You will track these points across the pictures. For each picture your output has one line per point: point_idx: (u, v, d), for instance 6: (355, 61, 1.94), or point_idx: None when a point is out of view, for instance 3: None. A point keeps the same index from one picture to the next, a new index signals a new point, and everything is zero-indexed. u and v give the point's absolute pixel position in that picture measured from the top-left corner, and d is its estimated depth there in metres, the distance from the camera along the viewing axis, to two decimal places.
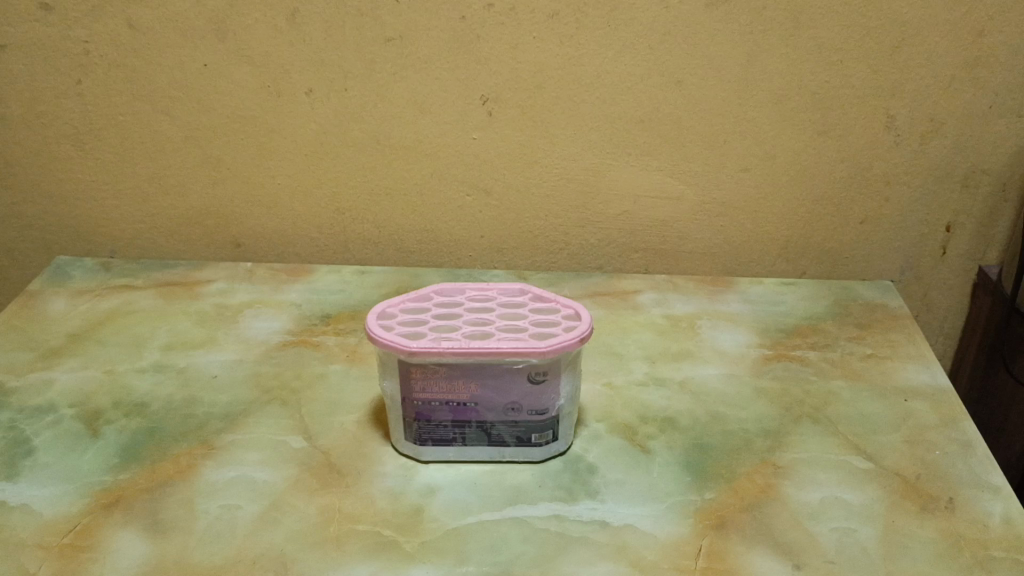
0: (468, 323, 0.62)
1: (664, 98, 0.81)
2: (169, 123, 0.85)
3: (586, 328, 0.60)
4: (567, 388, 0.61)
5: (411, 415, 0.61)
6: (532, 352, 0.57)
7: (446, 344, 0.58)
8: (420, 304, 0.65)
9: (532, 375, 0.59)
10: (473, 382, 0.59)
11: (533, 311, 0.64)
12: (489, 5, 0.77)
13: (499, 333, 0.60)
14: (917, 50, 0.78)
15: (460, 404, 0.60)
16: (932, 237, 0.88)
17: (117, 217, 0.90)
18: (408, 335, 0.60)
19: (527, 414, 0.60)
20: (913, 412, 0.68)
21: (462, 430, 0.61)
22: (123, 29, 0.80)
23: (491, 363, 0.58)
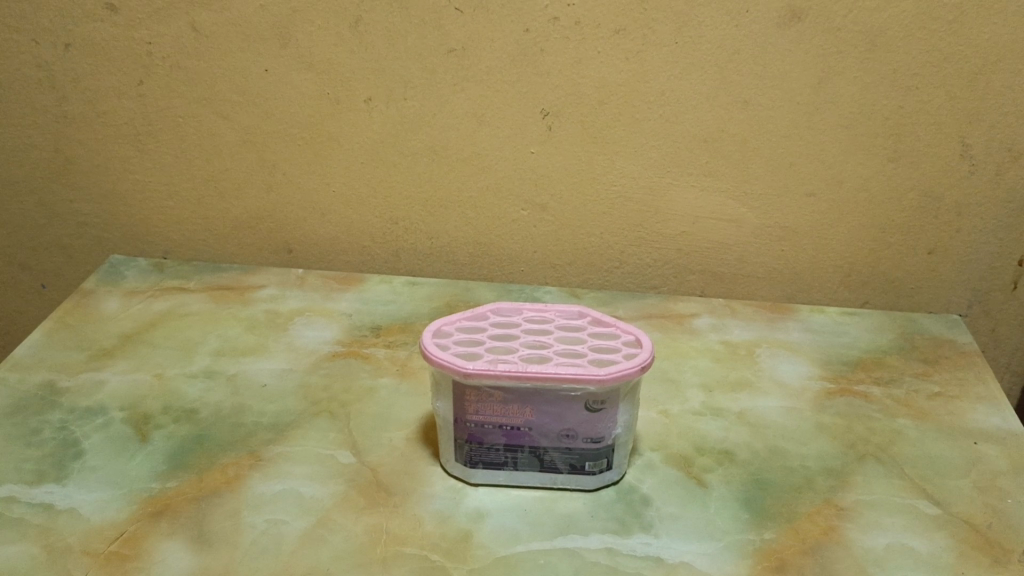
0: (525, 345, 0.60)
1: (730, 118, 0.79)
2: (228, 127, 0.84)
3: (647, 356, 0.58)
4: (624, 416, 0.59)
5: (463, 437, 0.59)
6: (590, 380, 0.56)
7: (502, 367, 0.56)
8: (476, 322, 0.64)
9: (590, 403, 0.57)
10: (529, 407, 0.58)
11: (592, 336, 0.62)
12: (554, 19, 0.76)
13: (557, 357, 0.58)
14: (996, 77, 0.75)
15: (514, 428, 0.58)
16: (1004, 271, 0.84)
17: (171, 219, 0.90)
18: (463, 354, 0.59)
19: (581, 442, 0.58)
20: (983, 457, 0.65)
21: (514, 454, 0.59)
22: (186, 32, 0.80)
23: (548, 389, 0.57)
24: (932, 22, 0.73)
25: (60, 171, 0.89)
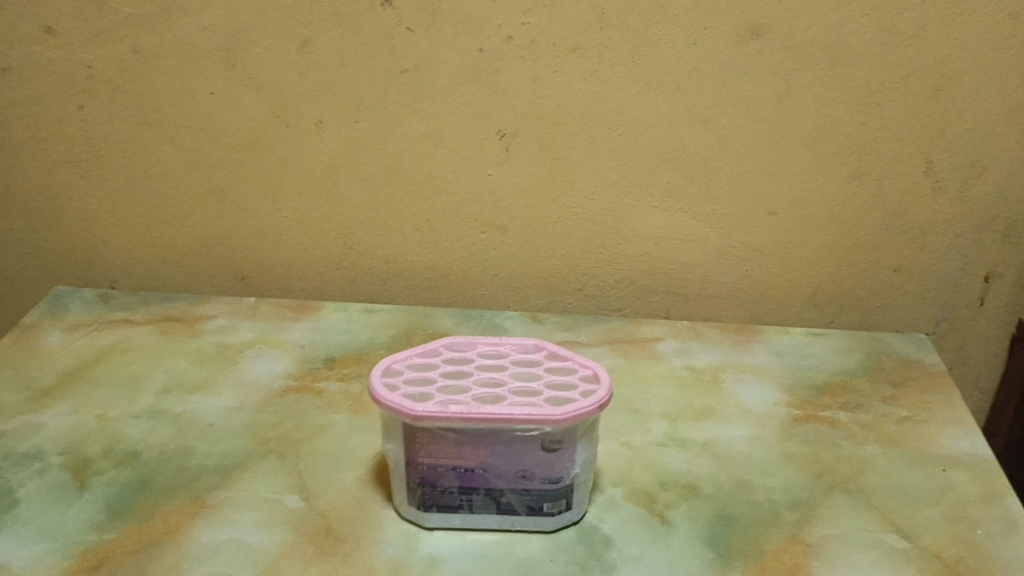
0: (478, 383, 0.58)
1: (691, 137, 0.77)
2: (174, 153, 0.81)
3: (604, 392, 0.57)
4: (582, 454, 0.57)
5: (415, 480, 0.57)
6: (546, 421, 0.54)
7: (454, 408, 0.54)
8: (426, 357, 0.62)
9: (546, 443, 0.55)
10: (483, 449, 0.56)
11: (548, 370, 0.60)
12: (509, 38, 0.73)
13: (511, 396, 0.57)
14: (958, 93, 0.74)
15: (468, 470, 0.56)
16: (971, 287, 0.83)
17: (118, 247, 0.87)
18: (412, 395, 0.56)
19: (539, 482, 0.56)
20: (953, 484, 0.63)
21: (469, 497, 0.57)
22: (127, 54, 0.77)
23: (502, 429, 0.55)
24: (892, 38, 0.72)
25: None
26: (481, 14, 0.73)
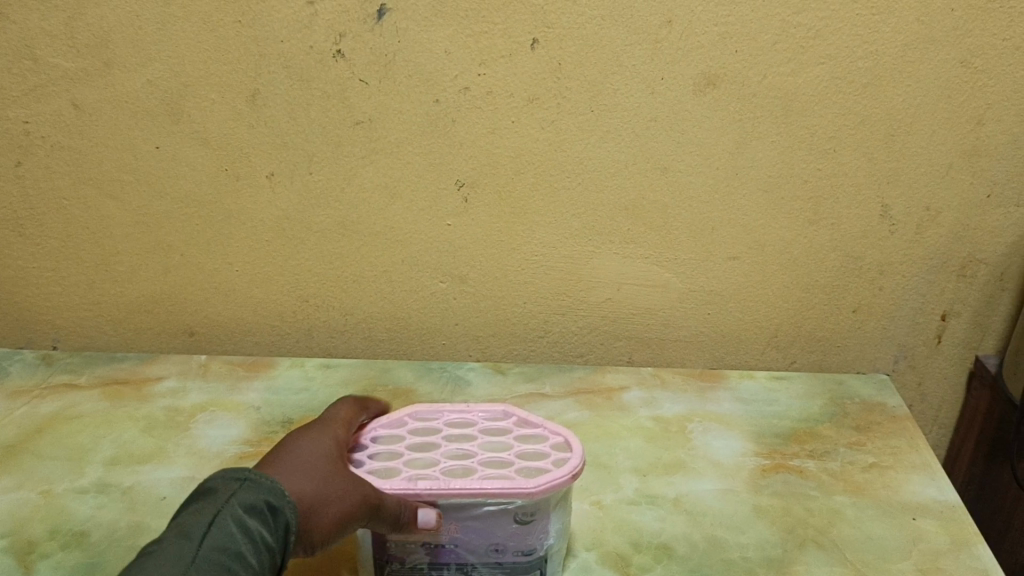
0: (447, 454, 0.56)
1: (650, 185, 0.77)
2: (119, 209, 0.78)
3: (577, 462, 0.55)
4: (556, 525, 0.56)
5: (383, 557, 0.55)
6: (517, 494, 0.52)
7: (421, 484, 0.52)
8: (392, 429, 0.59)
9: (519, 516, 0.53)
10: (454, 524, 0.54)
11: (519, 439, 0.58)
12: (465, 89, 0.72)
13: (482, 468, 0.55)
14: (912, 138, 0.74)
15: (438, 546, 0.55)
16: (928, 326, 0.84)
17: (60, 306, 0.83)
18: (378, 471, 0.54)
19: (511, 555, 0.55)
20: (923, 534, 0.63)
21: (439, 572, 0.56)
22: (67, 109, 0.73)
23: (472, 504, 0.53)
24: (847, 86, 0.72)
25: None
26: (435, 65, 0.71)
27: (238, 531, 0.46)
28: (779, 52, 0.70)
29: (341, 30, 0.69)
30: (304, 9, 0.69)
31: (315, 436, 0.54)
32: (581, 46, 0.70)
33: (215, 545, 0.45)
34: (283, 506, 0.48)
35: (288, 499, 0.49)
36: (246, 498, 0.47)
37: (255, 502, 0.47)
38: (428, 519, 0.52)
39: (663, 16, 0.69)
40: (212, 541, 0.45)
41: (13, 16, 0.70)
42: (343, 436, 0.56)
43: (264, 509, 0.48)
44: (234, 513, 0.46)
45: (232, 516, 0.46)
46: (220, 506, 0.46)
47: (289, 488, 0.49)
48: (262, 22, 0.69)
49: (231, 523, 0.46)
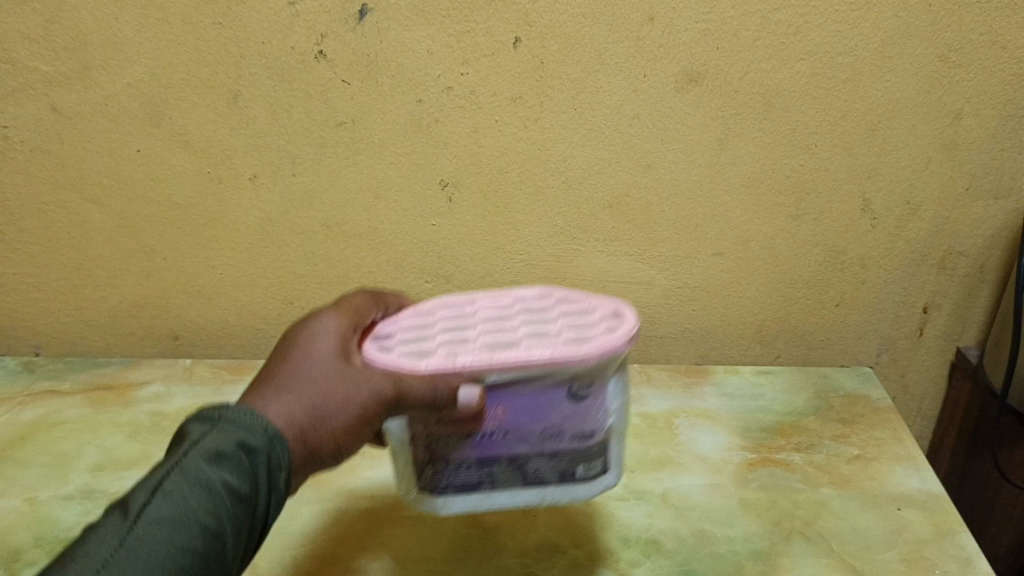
0: (485, 330, 0.52)
1: (634, 182, 0.77)
2: (100, 214, 0.78)
3: (632, 325, 0.51)
4: (612, 402, 0.52)
5: (426, 456, 0.52)
6: (570, 359, 0.48)
7: (461, 360, 0.48)
8: (419, 318, 0.56)
9: (574, 389, 0.50)
10: (502, 407, 0.50)
11: (564, 309, 0.55)
12: (448, 88, 0.72)
13: (526, 338, 0.51)
14: (892, 132, 0.75)
15: (484, 437, 0.50)
16: (909, 318, 0.85)
17: (42, 312, 0.84)
18: (412, 355, 0.50)
19: (568, 440, 0.51)
20: (907, 524, 0.63)
21: (489, 472, 0.52)
22: (45, 113, 0.73)
23: (520, 378, 0.49)
24: (828, 82, 0.72)
25: None
26: (418, 65, 0.71)
27: (196, 488, 0.42)
28: (760, 48, 0.70)
29: (322, 31, 0.69)
30: (284, 10, 0.68)
31: (303, 346, 0.51)
32: (563, 45, 0.70)
33: (162, 510, 0.40)
34: (256, 446, 0.44)
35: (266, 436, 0.45)
36: (206, 448, 0.43)
37: (217, 450, 0.43)
38: (471, 398, 0.48)
39: (645, 13, 0.68)
40: (160, 505, 0.41)
41: None
42: (339, 334, 0.52)
43: (231, 455, 0.43)
44: (189, 469, 0.42)
45: (188, 472, 0.42)
46: (174, 464, 0.42)
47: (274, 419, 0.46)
48: (242, 24, 0.69)
49: (187, 481, 0.42)
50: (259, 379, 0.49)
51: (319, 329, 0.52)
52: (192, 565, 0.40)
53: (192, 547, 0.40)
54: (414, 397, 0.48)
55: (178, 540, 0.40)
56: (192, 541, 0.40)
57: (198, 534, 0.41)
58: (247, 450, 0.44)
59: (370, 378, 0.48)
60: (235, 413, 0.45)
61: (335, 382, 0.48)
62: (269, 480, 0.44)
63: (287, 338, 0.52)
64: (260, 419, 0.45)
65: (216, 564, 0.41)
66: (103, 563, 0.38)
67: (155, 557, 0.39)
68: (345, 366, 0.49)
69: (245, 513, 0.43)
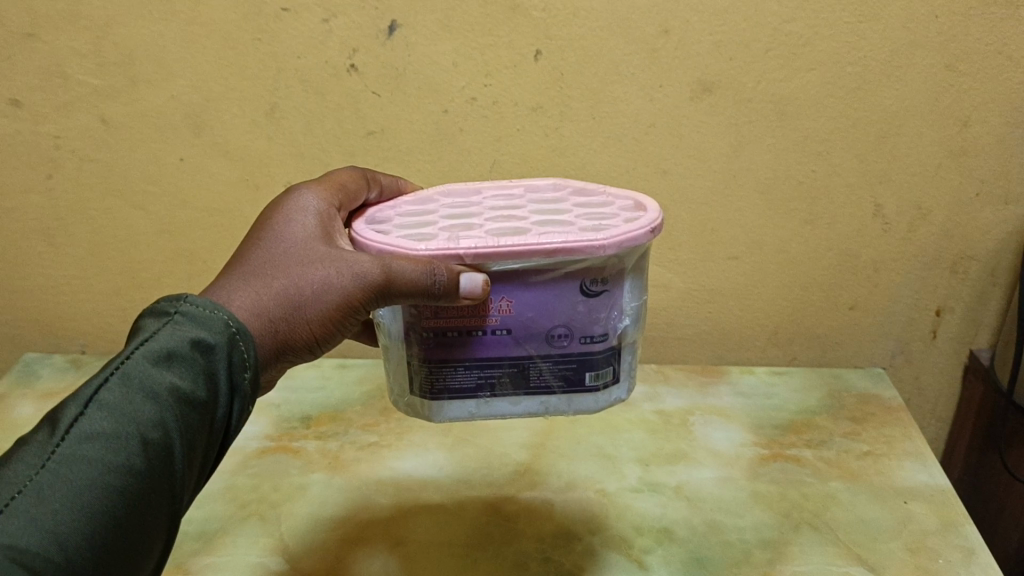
0: (492, 224, 0.54)
1: (650, 189, 0.80)
2: (144, 219, 0.83)
3: (653, 221, 0.52)
4: (628, 305, 0.53)
5: (425, 358, 0.53)
6: (586, 246, 0.49)
7: (464, 243, 0.49)
8: (423, 219, 0.57)
9: (587, 285, 0.51)
10: (508, 301, 0.51)
11: (577, 209, 0.56)
12: (472, 99, 0.76)
13: (538, 229, 0.52)
14: (902, 139, 0.77)
15: (489, 335, 0.52)
16: (922, 321, 0.87)
17: (88, 312, 0.89)
18: (413, 241, 0.52)
19: (576, 343, 0.52)
20: (913, 516, 0.66)
21: (492, 376, 0.53)
22: (94, 124, 0.78)
23: (528, 264, 0.49)
24: (839, 91, 0.74)
25: None
26: (443, 76, 0.74)
27: (135, 397, 0.41)
28: (772, 59, 0.73)
29: (354, 46, 0.73)
30: (319, 26, 0.72)
31: (281, 231, 0.53)
32: (582, 56, 0.73)
33: (95, 424, 0.40)
34: (210, 345, 0.45)
35: (224, 331, 0.45)
36: (146, 356, 0.43)
37: (158, 357, 0.43)
38: (473, 285, 0.49)
39: (659, 26, 0.72)
40: (93, 420, 0.40)
41: (44, 36, 0.74)
42: (316, 218, 0.54)
43: (173, 364, 0.43)
44: (128, 377, 0.42)
45: (126, 383, 0.42)
46: (109, 376, 0.42)
47: (253, 304, 0.48)
48: (279, 40, 0.73)
49: (124, 393, 0.41)
50: (238, 261, 0.52)
51: (300, 213, 0.55)
52: (128, 480, 0.39)
53: (128, 461, 0.39)
54: (404, 281, 0.48)
55: (111, 455, 0.39)
56: (129, 454, 0.40)
57: (135, 447, 0.40)
58: (192, 356, 0.44)
59: (351, 262, 0.50)
60: (181, 317, 0.45)
61: (313, 266, 0.51)
62: (222, 380, 0.45)
63: (267, 219, 0.54)
64: (210, 316, 0.45)
65: (157, 482, 0.41)
66: (23, 487, 0.37)
67: (85, 474, 0.38)
68: (323, 250, 0.52)
69: (189, 424, 0.43)
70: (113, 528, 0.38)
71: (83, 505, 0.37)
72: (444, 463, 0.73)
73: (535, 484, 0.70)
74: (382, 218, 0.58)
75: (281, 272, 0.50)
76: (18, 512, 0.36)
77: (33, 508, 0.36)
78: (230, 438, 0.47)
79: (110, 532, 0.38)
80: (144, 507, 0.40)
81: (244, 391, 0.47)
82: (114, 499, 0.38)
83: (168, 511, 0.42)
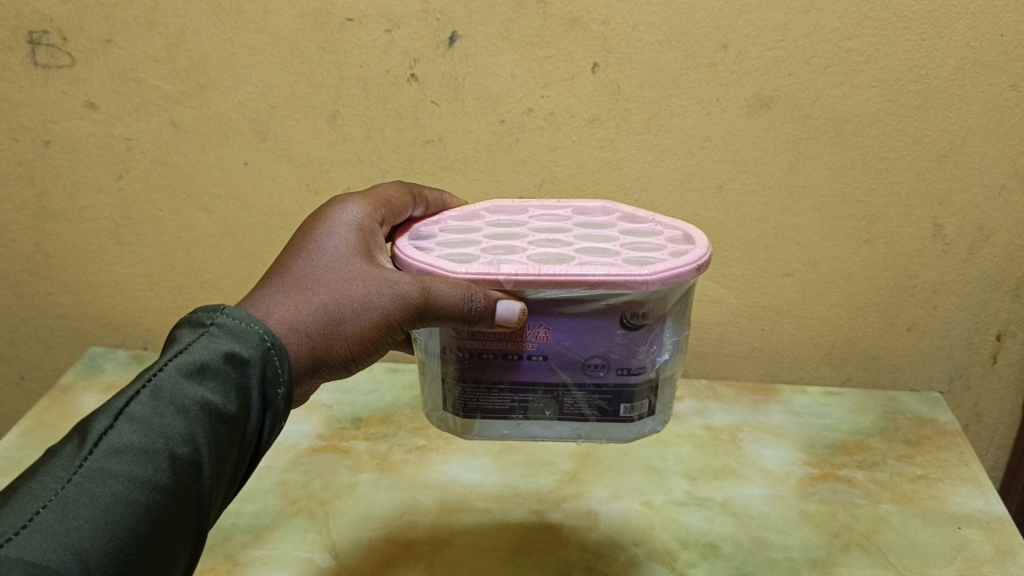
0: (534, 248, 0.54)
1: (705, 203, 0.80)
2: (208, 220, 0.85)
3: (701, 257, 0.52)
4: (668, 341, 0.53)
5: (459, 376, 0.54)
6: (628, 281, 0.49)
7: (505, 269, 0.50)
8: (467, 238, 0.58)
9: (627, 318, 0.51)
10: (546, 327, 0.51)
11: (623, 237, 0.57)
12: (529, 110, 0.76)
13: (581, 258, 0.52)
14: (964, 159, 0.75)
15: (524, 359, 0.52)
16: (982, 345, 0.85)
17: (152, 309, 0.92)
18: (453, 262, 0.52)
19: (614, 374, 0.52)
20: (968, 543, 0.64)
21: (525, 398, 0.53)
22: (165, 128, 0.80)
23: (568, 294, 0.50)
24: (899, 109, 0.74)
25: (40, 265, 0.90)
26: (502, 87, 0.76)
27: (165, 412, 0.42)
28: (832, 75, 0.73)
29: (415, 56, 0.75)
30: (382, 37, 0.74)
31: (323, 244, 0.54)
32: (639, 70, 0.74)
33: (124, 438, 0.40)
34: (245, 359, 0.45)
35: (259, 346, 0.46)
36: (179, 369, 0.43)
37: (191, 370, 0.43)
38: (510, 313, 0.49)
39: (718, 41, 0.72)
40: (122, 434, 0.40)
41: (121, 42, 0.76)
42: (356, 233, 0.55)
43: (206, 378, 0.44)
44: (159, 391, 0.42)
45: (157, 396, 0.42)
46: (141, 389, 0.42)
47: (292, 318, 0.49)
48: (343, 49, 0.75)
49: (155, 406, 0.41)
50: (279, 271, 0.53)
51: (341, 225, 0.56)
52: (155, 496, 0.39)
53: (155, 476, 0.39)
54: (443, 303, 0.49)
55: (139, 470, 0.39)
56: (156, 470, 0.40)
57: (163, 462, 0.40)
58: (224, 370, 0.44)
59: (392, 282, 0.51)
60: (216, 330, 0.46)
61: (354, 283, 0.52)
62: (254, 395, 0.45)
63: (309, 229, 0.56)
64: (244, 331, 0.46)
65: (183, 498, 0.41)
66: (48, 501, 0.36)
67: (112, 489, 0.38)
68: (363, 266, 0.53)
69: (218, 439, 0.43)
70: (138, 545, 0.38)
71: (108, 520, 0.37)
72: (491, 469, 0.73)
73: (580, 494, 0.70)
74: (425, 234, 0.59)
75: (320, 285, 0.51)
76: (42, 526, 0.35)
77: (57, 523, 0.36)
78: (259, 452, 0.47)
79: (134, 547, 0.37)
80: (170, 523, 0.40)
81: (275, 410, 0.47)
82: (140, 515, 0.38)
83: (193, 529, 0.42)
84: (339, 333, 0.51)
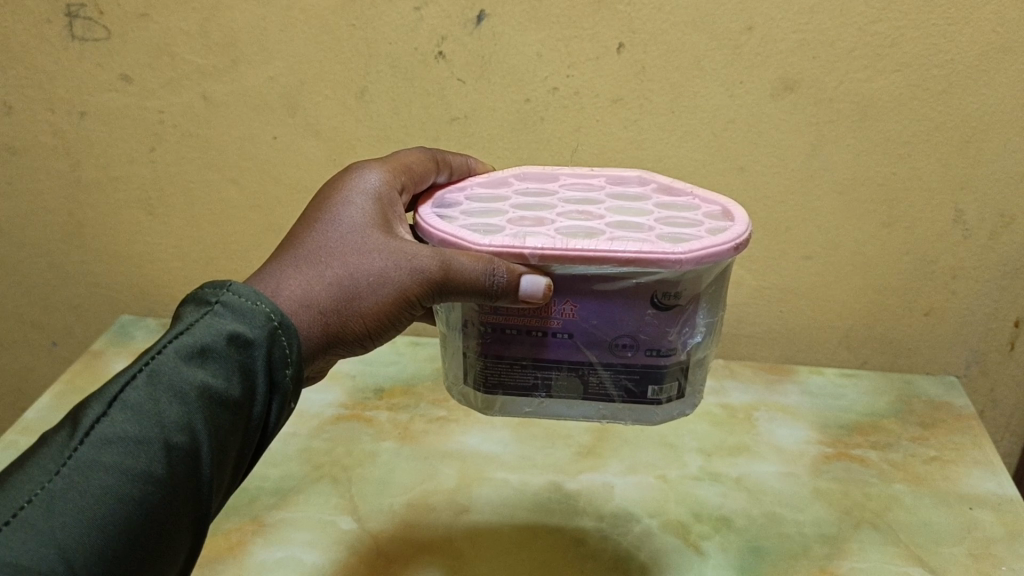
0: (564, 221, 0.55)
1: (727, 184, 0.80)
2: (237, 193, 0.87)
3: (739, 237, 0.52)
4: (701, 324, 0.54)
5: (483, 351, 0.55)
6: (660, 260, 0.49)
7: (531, 243, 0.51)
8: (493, 207, 0.59)
9: (660, 299, 0.51)
10: (573, 304, 0.52)
11: (656, 212, 0.57)
12: (554, 89, 0.77)
13: (613, 233, 0.53)
14: (986, 145, 0.76)
15: (549, 336, 0.53)
16: (1000, 331, 0.85)
17: (181, 279, 0.94)
18: (478, 233, 0.53)
19: (643, 355, 0.53)
20: (978, 523, 0.65)
21: (548, 375, 0.55)
22: (197, 101, 0.82)
23: (599, 270, 0.50)
24: (923, 93, 0.74)
25: (74, 234, 0.92)
26: (528, 66, 0.77)
27: (161, 398, 0.42)
28: (856, 59, 0.73)
29: (443, 34, 0.76)
30: (411, 14, 0.75)
31: (340, 215, 0.55)
32: (664, 51, 0.74)
33: (118, 426, 0.41)
34: (249, 341, 0.46)
35: (265, 326, 0.47)
36: (178, 352, 0.44)
37: (192, 353, 0.44)
38: (535, 288, 0.50)
39: (744, 22, 0.72)
40: (115, 422, 0.41)
41: (155, 16, 0.78)
42: (374, 203, 0.57)
43: (207, 362, 0.45)
44: (156, 375, 0.43)
45: (154, 381, 0.43)
46: (137, 372, 0.43)
47: (307, 292, 0.51)
48: (373, 27, 0.76)
49: (151, 392, 0.42)
50: (296, 243, 0.54)
51: (359, 195, 0.57)
52: (147, 488, 0.40)
53: (148, 467, 0.40)
54: (463, 277, 0.50)
55: (131, 461, 0.40)
56: (150, 460, 0.40)
57: (158, 452, 0.41)
58: (226, 353, 0.45)
59: (409, 256, 0.52)
60: (220, 308, 0.47)
61: (370, 257, 0.53)
62: (257, 379, 0.47)
63: (328, 199, 0.57)
64: (249, 310, 0.47)
65: (179, 488, 0.41)
66: (35, 494, 0.37)
67: (101, 482, 0.39)
68: (381, 238, 0.54)
69: (218, 424, 0.44)
70: (127, 539, 0.38)
71: (96, 515, 0.38)
72: (510, 440, 0.75)
73: (597, 467, 0.72)
74: (450, 202, 0.60)
75: (336, 258, 0.53)
76: (25, 522, 0.36)
77: (43, 520, 0.37)
78: (263, 437, 0.49)
79: (125, 542, 0.38)
80: (164, 515, 0.40)
81: (279, 393, 0.48)
82: (132, 508, 0.39)
83: (191, 517, 0.42)
84: (354, 308, 0.52)
